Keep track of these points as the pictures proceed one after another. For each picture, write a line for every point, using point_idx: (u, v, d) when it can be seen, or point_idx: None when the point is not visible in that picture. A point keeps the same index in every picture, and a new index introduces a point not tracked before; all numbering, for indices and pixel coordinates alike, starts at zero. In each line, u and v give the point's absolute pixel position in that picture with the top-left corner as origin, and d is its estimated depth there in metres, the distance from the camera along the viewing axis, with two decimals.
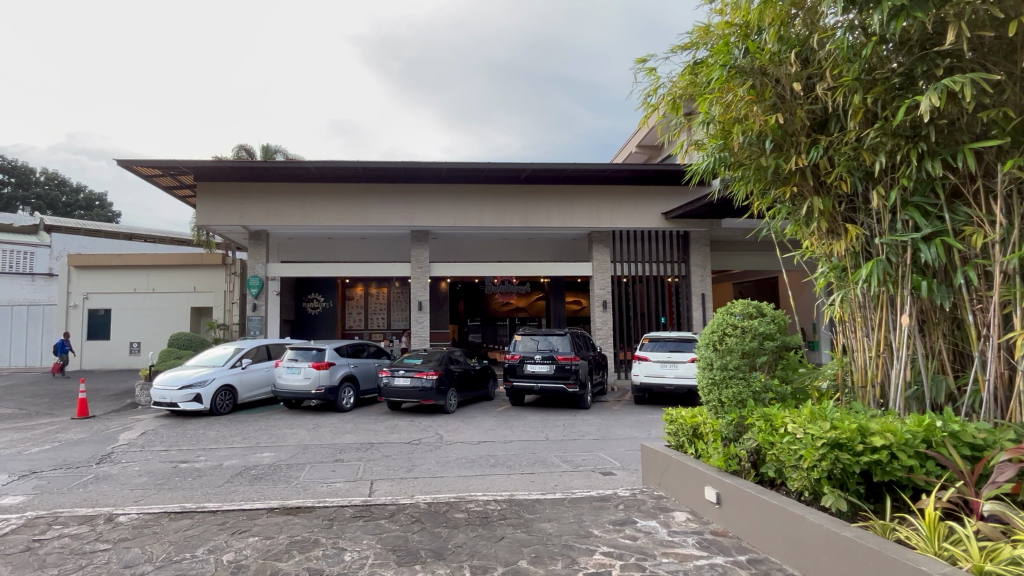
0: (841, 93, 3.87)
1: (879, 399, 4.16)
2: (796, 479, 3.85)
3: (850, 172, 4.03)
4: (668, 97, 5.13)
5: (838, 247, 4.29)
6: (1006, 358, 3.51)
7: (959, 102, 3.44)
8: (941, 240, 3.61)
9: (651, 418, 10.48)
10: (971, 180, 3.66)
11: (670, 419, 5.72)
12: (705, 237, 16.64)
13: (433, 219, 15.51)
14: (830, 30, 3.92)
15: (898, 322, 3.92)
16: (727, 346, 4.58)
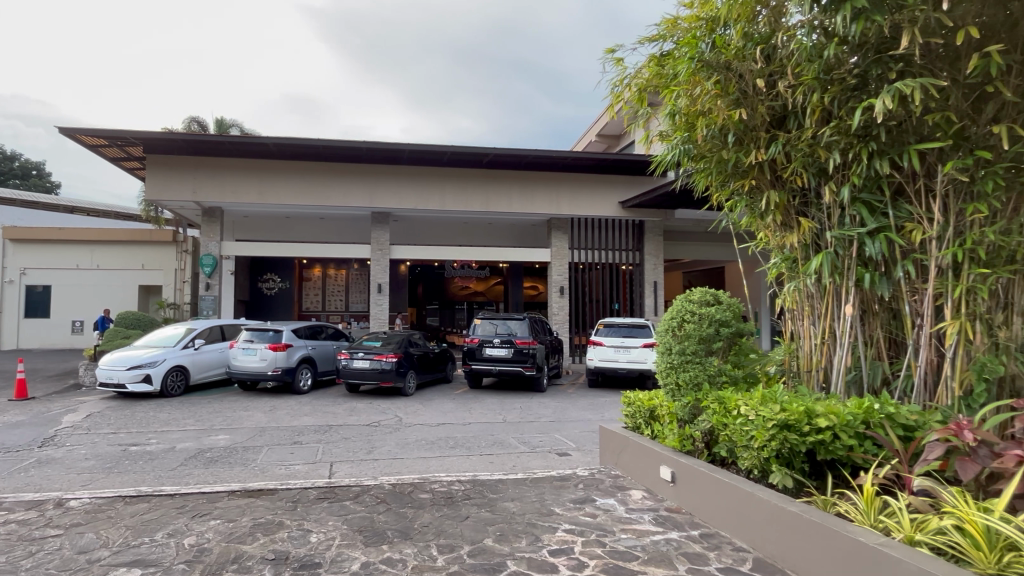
0: (800, 90, 4.03)
1: (822, 384, 4.31)
2: (747, 458, 4.10)
3: (805, 168, 4.19)
4: (634, 88, 5.23)
5: (791, 239, 4.42)
6: (936, 346, 3.72)
7: (909, 104, 3.62)
8: (884, 235, 3.79)
9: (604, 401, 10.77)
10: (914, 179, 3.82)
11: (629, 401, 5.90)
12: (659, 227, 16.95)
13: (395, 201, 15.28)
14: (792, 29, 4.13)
15: (842, 312, 4.08)
16: (686, 332, 4.77)
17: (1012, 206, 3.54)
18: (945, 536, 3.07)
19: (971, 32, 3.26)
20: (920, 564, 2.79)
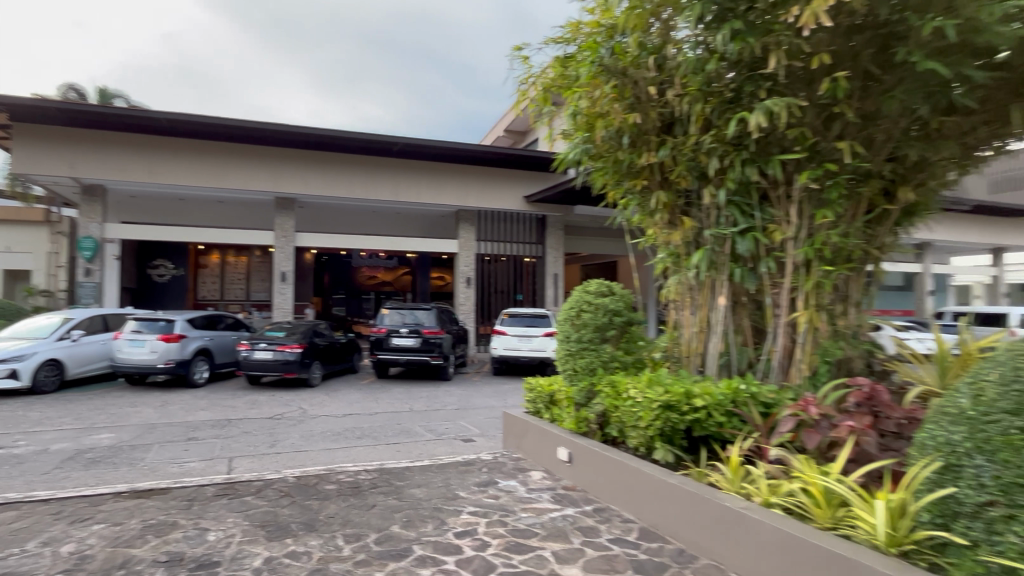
0: (687, 100, 4.40)
1: (699, 365, 4.65)
2: (635, 436, 4.48)
3: (689, 171, 4.57)
4: (539, 87, 5.47)
5: (675, 237, 4.71)
6: (790, 334, 4.20)
7: (776, 119, 3.88)
8: (753, 235, 4.21)
9: (508, 388, 11.14)
10: (776, 186, 4.22)
11: (530, 387, 6.18)
12: (560, 222, 17.49)
13: (301, 186, 14.69)
14: (679, 43, 4.44)
15: (716, 303, 4.50)
16: (583, 321, 5.12)
17: (852, 211, 4.03)
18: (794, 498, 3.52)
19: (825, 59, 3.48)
20: (775, 526, 3.22)
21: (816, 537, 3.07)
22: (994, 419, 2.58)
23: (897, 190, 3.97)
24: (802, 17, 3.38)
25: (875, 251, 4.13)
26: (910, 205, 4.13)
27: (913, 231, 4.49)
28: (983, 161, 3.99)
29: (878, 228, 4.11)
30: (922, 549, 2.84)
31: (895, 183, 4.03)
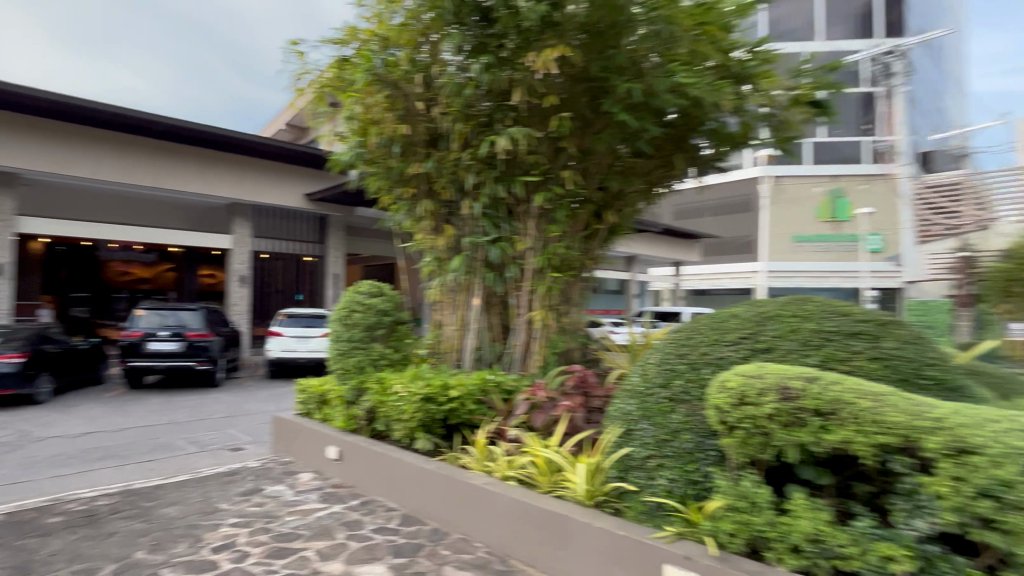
0: (448, 118, 4.76)
1: (457, 360, 5.09)
2: (398, 429, 4.75)
3: (450, 183, 4.97)
4: (316, 86, 5.46)
5: (439, 242, 5.11)
6: (528, 330, 4.86)
7: (519, 146, 4.40)
8: (501, 244, 4.77)
9: (284, 392, 10.66)
10: (518, 203, 4.84)
11: (302, 388, 6.09)
12: (340, 222, 17.28)
13: (20, 160, 11.88)
14: (446, 65, 4.71)
15: (471, 303, 5.02)
16: (353, 321, 5.30)
17: (573, 228, 4.80)
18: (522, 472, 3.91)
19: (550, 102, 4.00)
20: (506, 495, 3.64)
21: (536, 500, 3.52)
22: (653, 391, 3.07)
23: (604, 213, 4.86)
24: (536, 63, 3.89)
25: (590, 260, 5.01)
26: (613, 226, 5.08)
27: (618, 244, 5.51)
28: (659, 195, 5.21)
29: (592, 243, 4.98)
30: (607, 498, 3.30)
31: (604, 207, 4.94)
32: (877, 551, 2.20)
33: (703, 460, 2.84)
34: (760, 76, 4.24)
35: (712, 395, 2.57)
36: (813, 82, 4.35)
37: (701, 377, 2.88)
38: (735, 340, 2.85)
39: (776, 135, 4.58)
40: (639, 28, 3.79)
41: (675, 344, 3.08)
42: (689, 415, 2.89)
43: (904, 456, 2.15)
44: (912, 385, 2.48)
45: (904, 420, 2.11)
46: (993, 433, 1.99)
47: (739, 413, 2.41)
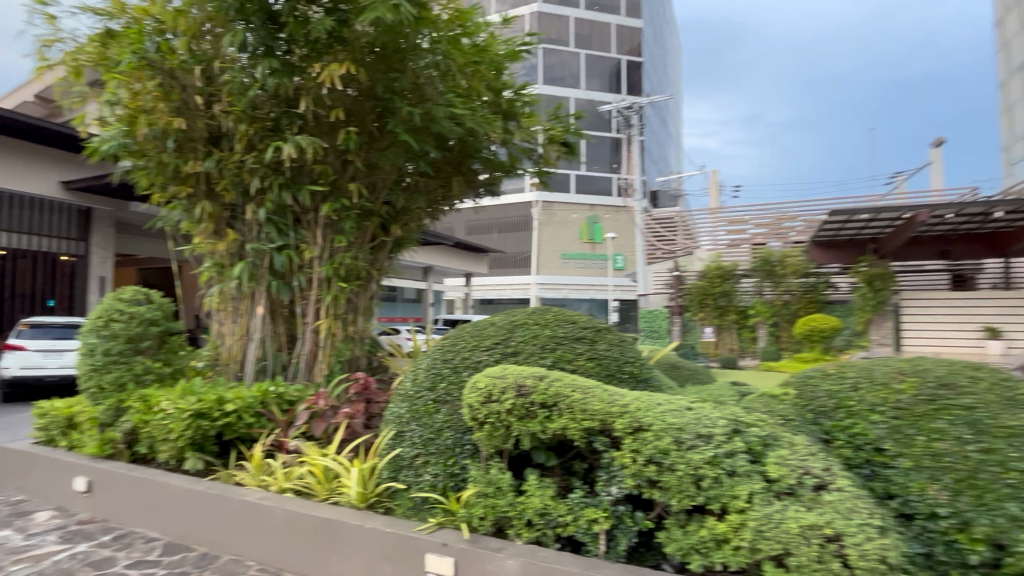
0: (230, 118, 4.46)
1: (238, 372, 4.85)
2: (165, 449, 4.31)
3: (232, 186, 4.68)
4: (71, 60, 4.73)
5: (219, 247, 4.80)
6: (315, 339, 4.81)
7: (305, 154, 4.35)
8: (287, 251, 4.65)
9: (20, 418, 8.83)
10: (305, 211, 4.79)
11: (41, 411, 5.18)
12: (110, 217, 13.61)
13: None
14: (233, 62, 4.40)
15: (254, 312, 4.80)
16: (112, 331, 4.70)
17: (360, 239, 4.86)
18: (300, 483, 3.82)
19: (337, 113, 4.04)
20: (283, 508, 3.49)
21: (314, 509, 3.44)
22: (420, 393, 3.28)
23: (390, 226, 5.01)
24: (321, 75, 3.94)
25: (378, 271, 5.14)
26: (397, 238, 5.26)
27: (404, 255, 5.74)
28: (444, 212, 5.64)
29: (379, 254, 5.11)
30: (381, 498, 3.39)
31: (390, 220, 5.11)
32: (585, 516, 2.61)
33: (461, 454, 3.11)
34: (523, 115, 4.99)
35: (467, 395, 2.85)
36: (563, 125, 5.16)
37: (460, 379, 3.19)
38: (490, 346, 3.24)
39: (536, 168, 5.35)
40: (424, 59, 4.14)
41: (441, 350, 3.36)
42: (450, 415, 3.14)
43: (603, 436, 2.59)
44: (615, 380, 3.10)
45: (602, 407, 2.56)
46: (657, 411, 2.50)
47: (486, 410, 2.71)
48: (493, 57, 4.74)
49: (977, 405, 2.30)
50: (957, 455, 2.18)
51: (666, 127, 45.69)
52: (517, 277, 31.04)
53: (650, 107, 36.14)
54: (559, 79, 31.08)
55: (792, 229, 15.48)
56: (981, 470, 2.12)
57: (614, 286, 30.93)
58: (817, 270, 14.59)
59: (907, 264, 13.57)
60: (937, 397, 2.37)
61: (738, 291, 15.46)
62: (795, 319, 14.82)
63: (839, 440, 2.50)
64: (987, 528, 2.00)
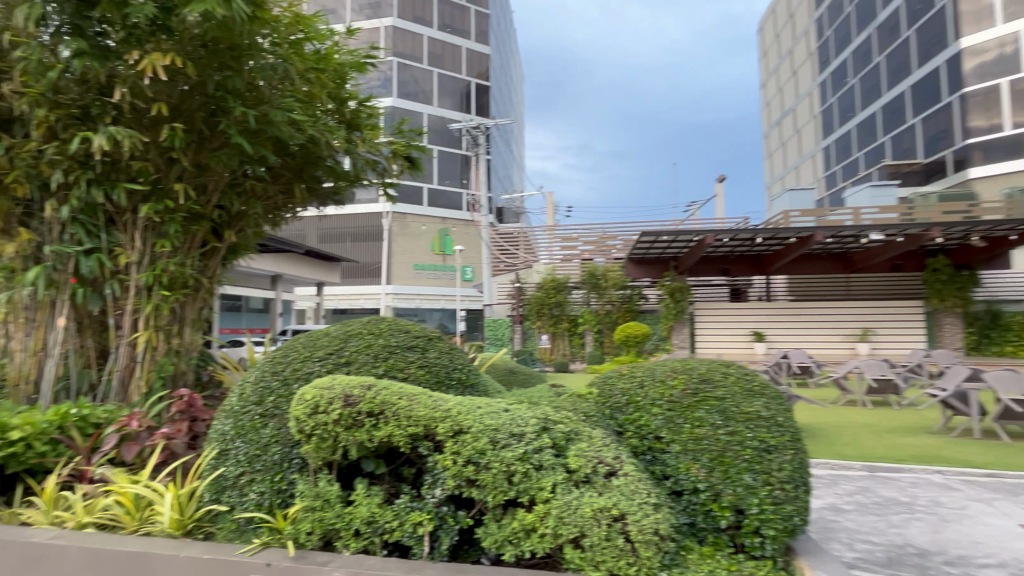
0: (25, 100, 3.86)
1: (30, 393, 4.20)
2: None
3: (26, 178, 4.04)
4: None
5: (7, 249, 4.12)
6: (131, 353, 4.35)
7: (121, 147, 3.93)
8: (97, 256, 4.13)
9: None
10: (122, 212, 4.33)
11: None
12: None
13: None
14: (33, 38, 3.82)
15: (54, 324, 4.20)
16: None
17: (187, 244, 4.49)
18: (106, 515, 3.40)
19: (163, 108, 3.74)
20: (79, 545, 3.02)
21: (120, 542, 3.05)
22: (246, 409, 3.12)
23: (223, 232, 4.70)
24: (140, 64, 3.63)
25: (208, 279, 4.80)
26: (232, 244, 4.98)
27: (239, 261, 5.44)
28: (285, 220, 5.52)
29: (210, 261, 4.78)
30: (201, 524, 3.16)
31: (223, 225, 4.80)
32: (410, 520, 2.69)
33: (288, 469, 3.02)
34: (368, 127, 5.12)
35: (293, 407, 2.77)
36: (406, 141, 5.37)
37: (290, 391, 3.10)
38: (322, 356, 3.23)
39: (381, 180, 5.48)
40: (262, 58, 4.00)
41: (271, 362, 3.26)
42: (277, 429, 3.02)
43: (426, 441, 2.73)
44: (444, 385, 3.34)
45: (426, 412, 2.68)
46: (477, 414, 2.70)
47: (313, 422, 2.68)
48: (335, 67, 4.81)
49: (726, 396, 2.96)
50: (713, 437, 2.83)
51: (512, 152, 49.83)
52: (367, 286, 31.62)
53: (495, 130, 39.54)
54: (413, 94, 33.01)
55: (613, 247, 18.45)
56: (728, 448, 2.79)
57: (462, 296, 32.51)
58: (631, 284, 18.59)
59: (699, 279, 18.32)
60: (700, 392, 3.00)
61: (569, 301, 19.09)
62: (614, 326, 18.55)
63: (629, 430, 3.04)
64: (731, 496, 2.71)
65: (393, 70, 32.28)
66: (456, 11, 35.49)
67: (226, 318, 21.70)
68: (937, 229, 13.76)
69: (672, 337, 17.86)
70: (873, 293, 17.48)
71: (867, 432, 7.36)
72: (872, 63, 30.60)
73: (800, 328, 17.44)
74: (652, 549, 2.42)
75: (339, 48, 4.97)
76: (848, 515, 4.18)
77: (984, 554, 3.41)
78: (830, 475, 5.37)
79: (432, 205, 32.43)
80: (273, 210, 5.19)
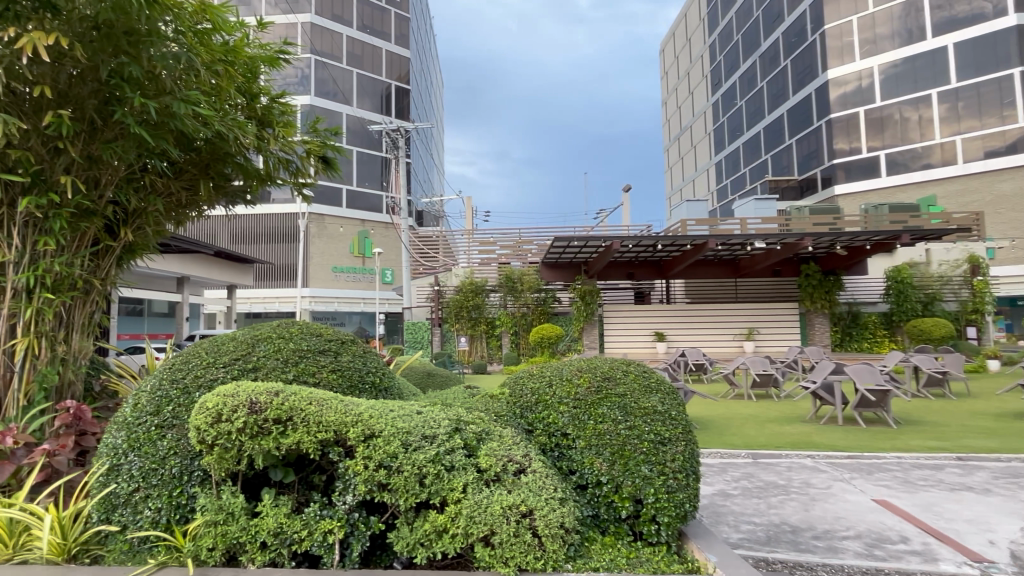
0: None
1: None
2: None
3: None
4: None
5: None
6: (8, 362, 3.93)
7: None
8: None
9: None
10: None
11: None
12: None
13: None
14: None
15: None
16: None
17: (75, 243, 4.14)
18: None
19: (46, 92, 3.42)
20: None
21: None
22: (142, 420, 2.91)
23: (118, 230, 4.37)
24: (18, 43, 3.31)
25: (101, 280, 4.44)
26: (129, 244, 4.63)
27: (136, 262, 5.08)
28: (190, 219, 5.22)
29: (102, 261, 4.42)
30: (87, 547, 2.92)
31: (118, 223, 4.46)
32: (320, 528, 2.64)
33: (188, 482, 2.85)
34: (280, 124, 4.95)
35: (193, 417, 2.64)
36: (321, 140, 5.27)
37: (192, 400, 2.95)
38: (228, 362, 3.10)
39: (294, 179, 5.30)
40: (164, 46, 3.75)
41: (170, 369, 3.08)
42: (176, 440, 2.86)
43: (337, 447, 2.69)
44: (357, 390, 3.29)
45: (337, 417, 2.64)
46: (388, 417, 2.71)
47: (215, 431, 2.56)
48: (245, 60, 4.59)
49: (627, 393, 3.14)
50: (614, 432, 3.00)
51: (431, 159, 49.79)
52: (283, 290, 30.22)
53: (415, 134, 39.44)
54: (332, 94, 32.14)
55: (528, 250, 19.33)
56: (628, 442, 2.97)
57: (381, 299, 31.82)
58: (546, 287, 19.21)
59: (608, 282, 19.05)
60: (602, 389, 3.17)
61: (487, 304, 19.26)
62: (529, 327, 19.05)
63: (538, 429, 3.18)
64: (630, 488, 2.89)
65: (310, 68, 31.29)
66: (376, 13, 34.99)
67: (126, 323, 19.91)
68: (809, 239, 15.08)
69: (583, 337, 18.53)
70: (759, 295, 18.96)
71: (752, 422, 7.97)
72: (786, 61, 36.27)
73: (696, 327, 18.59)
74: (557, 542, 2.53)
75: (249, 40, 4.76)
76: (734, 499, 4.55)
77: (845, 528, 3.84)
78: (719, 463, 5.79)
79: (352, 207, 31.89)
80: (175, 207, 4.88)
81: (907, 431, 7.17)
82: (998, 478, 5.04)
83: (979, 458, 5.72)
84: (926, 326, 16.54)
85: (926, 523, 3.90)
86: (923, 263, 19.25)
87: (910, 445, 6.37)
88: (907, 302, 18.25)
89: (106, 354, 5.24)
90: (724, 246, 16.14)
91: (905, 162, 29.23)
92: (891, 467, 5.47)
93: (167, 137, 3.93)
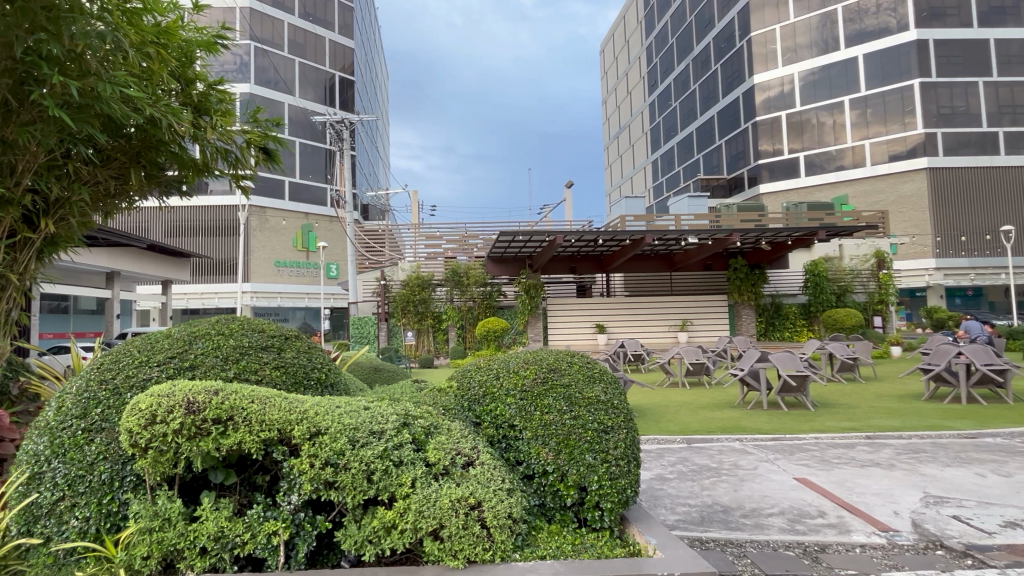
0: None
1: None
2: None
3: None
4: None
5: None
6: None
7: None
8: None
9: None
10: None
11: None
12: None
13: None
14: None
15: None
16: None
17: None
18: None
19: None
20: None
21: None
22: (66, 424, 2.77)
23: (37, 221, 4.09)
24: None
25: (18, 275, 4.14)
26: (50, 236, 4.35)
27: (57, 256, 4.75)
28: (119, 210, 4.94)
29: (20, 254, 4.14)
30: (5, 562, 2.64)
31: (36, 213, 4.17)
32: (264, 530, 2.59)
33: (120, 488, 2.73)
34: (218, 112, 4.77)
35: (125, 419, 2.54)
36: (263, 131, 5.11)
37: (122, 402, 2.83)
38: (162, 361, 2.99)
39: (233, 170, 5.11)
40: (88, 24, 3.53)
41: (98, 369, 2.94)
42: (106, 443, 2.74)
43: (281, 446, 2.65)
44: (302, 386, 3.25)
45: (281, 415, 2.60)
46: (334, 414, 2.70)
47: (148, 433, 2.47)
48: (180, 43, 4.39)
49: (571, 383, 3.24)
50: (560, 422, 3.08)
51: (376, 152, 48.94)
52: (222, 285, 29.06)
53: (360, 126, 38.68)
54: (272, 82, 30.97)
55: (475, 246, 19.69)
56: (572, 431, 3.06)
57: (326, 294, 31.07)
58: (491, 281, 19.20)
59: (551, 276, 19.35)
60: (548, 380, 3.26)
61: (434, 298, 19.02)
62: (476, 321, 18.99)
63: (485, 421, 3.24)
64: (575, 475, 2.99)
65: (250, 55, 30.05)
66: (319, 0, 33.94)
67: (49, 320, 18.73)
68: (737, 235, 15.85)
69: (528, 330, 18.72)
70: (694, 288, 19.75)
71: (685, 409, 8.31)
72: (717, 65, 38.18)
73: (635, 319, 19.13)
74: (505, 532, 2.59)
75: (183, 23, 4.56)
76: (670, 483, 4.75)
77: (770, 505, 4.09)
78: (657, 449, 6.02)
79: (295, 199, 30.94)
80: (102, 197, 4.61)
81: (825, 413, 7.68)
82: (901, 453, 5.49)
83: (885, 436, 6.20)
84: (839, 316, 17.69)
85: (841, 498, 4.22)
86: (837, 258, 20.64)
87: (826, 426, 6.82)
88: (823, 294, 19.29)
89: (26, 355, 4.94)
90: (663, 241, 16.77)
91: (822, 163, 31.97)
92: (810, 447, 5.85)
93: (92, 122, 3.71)
